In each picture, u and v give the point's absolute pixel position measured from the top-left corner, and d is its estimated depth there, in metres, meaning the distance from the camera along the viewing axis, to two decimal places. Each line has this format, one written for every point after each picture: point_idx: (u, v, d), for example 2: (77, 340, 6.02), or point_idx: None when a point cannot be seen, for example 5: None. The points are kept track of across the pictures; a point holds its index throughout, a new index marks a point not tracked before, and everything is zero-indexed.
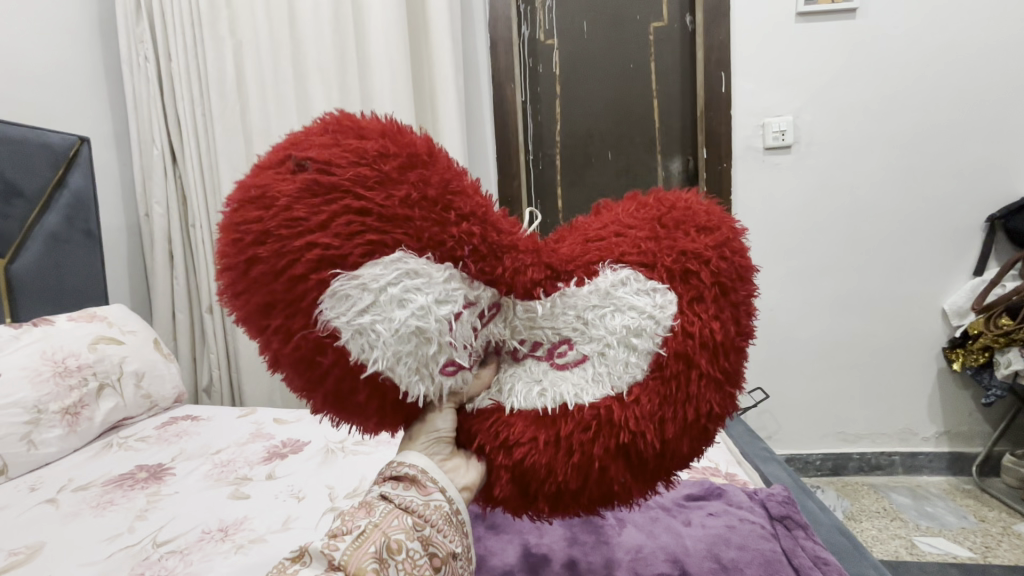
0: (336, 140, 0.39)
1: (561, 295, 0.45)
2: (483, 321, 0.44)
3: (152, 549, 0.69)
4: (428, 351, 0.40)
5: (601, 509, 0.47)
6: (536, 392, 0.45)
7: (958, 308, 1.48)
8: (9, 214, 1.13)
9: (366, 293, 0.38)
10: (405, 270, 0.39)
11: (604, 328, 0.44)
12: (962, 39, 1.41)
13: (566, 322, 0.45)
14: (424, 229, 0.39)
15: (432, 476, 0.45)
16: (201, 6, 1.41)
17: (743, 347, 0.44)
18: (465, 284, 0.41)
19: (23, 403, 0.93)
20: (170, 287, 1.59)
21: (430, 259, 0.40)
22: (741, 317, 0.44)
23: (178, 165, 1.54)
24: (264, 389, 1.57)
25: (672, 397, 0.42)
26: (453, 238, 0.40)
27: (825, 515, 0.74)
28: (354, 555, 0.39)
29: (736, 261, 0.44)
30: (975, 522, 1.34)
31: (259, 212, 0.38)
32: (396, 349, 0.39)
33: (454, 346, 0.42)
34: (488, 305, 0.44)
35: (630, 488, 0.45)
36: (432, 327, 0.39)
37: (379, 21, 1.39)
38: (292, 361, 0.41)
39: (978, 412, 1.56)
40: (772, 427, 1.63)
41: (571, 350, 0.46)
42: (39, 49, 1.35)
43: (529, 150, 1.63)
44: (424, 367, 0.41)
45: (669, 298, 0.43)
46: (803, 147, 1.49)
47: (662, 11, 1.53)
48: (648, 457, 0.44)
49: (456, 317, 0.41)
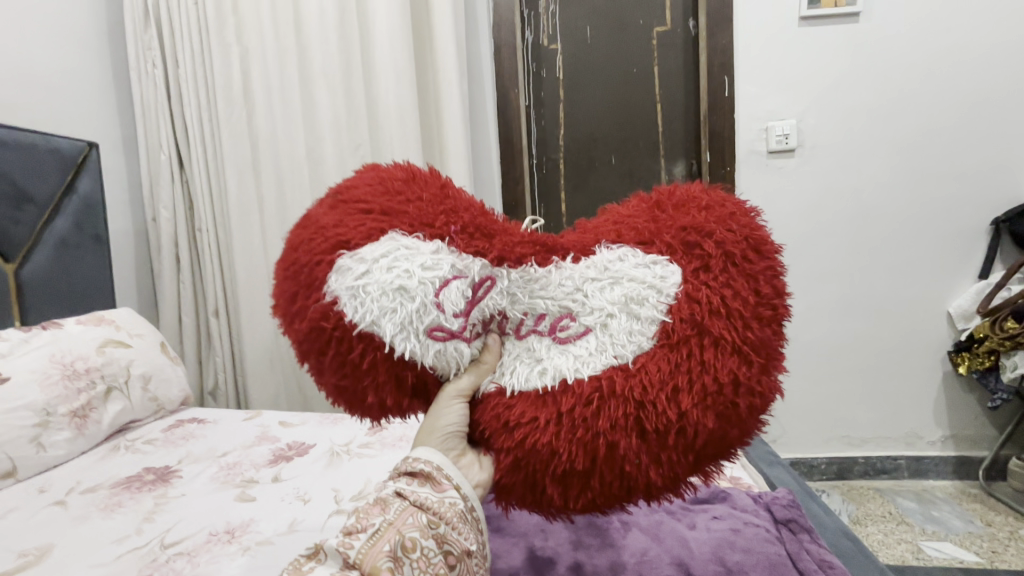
0: (359, 177, 0.49)
1: (556, 269, 0.48)
2: (480, 296, 0.45)
3: (160, 551, 0.70)
4: (415, 314, 0.42)
5: (620, 498, 0.45)
6: (537, 371, 0.46)
7: (963, 311, 1.48)
8: (19, 218, 1.15)
9: (362, 263, 0.42)
10: (396, 244, 0.43)
11: (603, 299, 0.46)
12: (965, 42, 1.41)
13: (564, 292, 0.47)
14: (415, 217, 0.45)
15: (447, 474, 0.46)
16: (208, 13, 1.43)
17: (764, 315, 0.43)
18: (452, 255, 0.44)
19: (34, 406, 0.93)
20: (176, 291, 1.60)
21: (420, 237, 0.44)
22: (759, 285, 0.44)
23: (185, 170, 1.56)
24: (269, 392, 1.57)
25: (683, 364, 0.42)
26: (440, 221, 0.45)
27: (830, 518, 0.74)
28: (370, 553, 0.41)
29: (745, 234, 0.45)
30: (982, 526, 1.34)
31: (296, 230, 0.47)
32: (382, 306, 0.42)
33: (441, 313, 0.43)
34: (482, 277, 0.45)
35: (648, 470, 0.43)
36: (415, 285, 0.42)
37: (384, 27, 1.40)
38: (308, 342, 0.44)
39: (985, 416, 1.55)
40: (776, 430, 1.62)
41: (573, 323, 0.47)
42: (49, 56, 1.36)
43: (533, 154, 1.64)
44: (410, 325, 0.42)
45: (669, 269, 0.45)
46: (807, 150, 1.49)
47: (665, 15, 1.54)
48: (664, 431, 0.42)
49: (443, 284, 0.43)
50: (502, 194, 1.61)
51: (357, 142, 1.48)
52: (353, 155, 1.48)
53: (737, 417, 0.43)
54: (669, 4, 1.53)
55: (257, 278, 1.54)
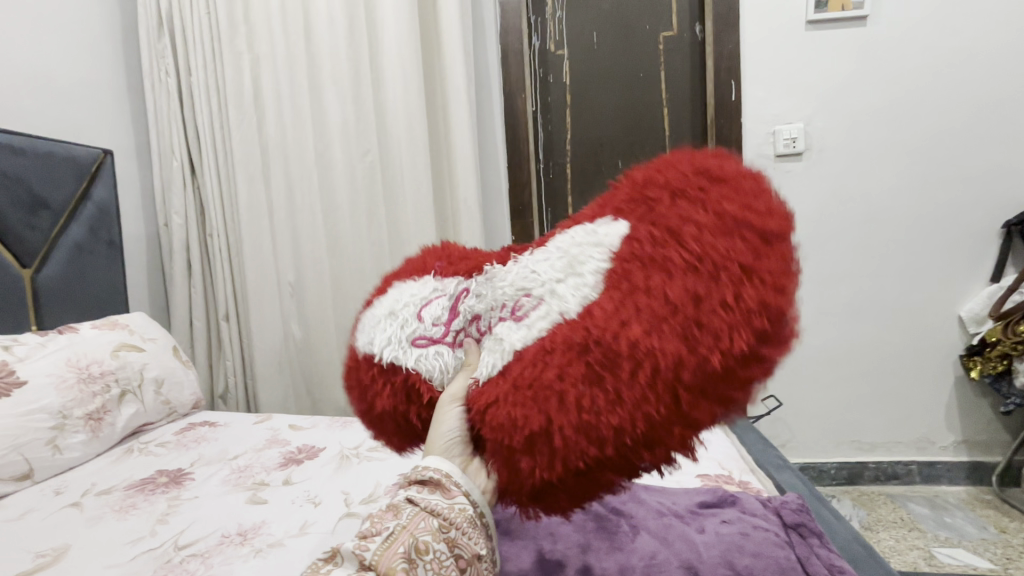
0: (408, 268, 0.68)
1: (514, 263, 0.52)
2: (458, 306, 0.53)
3: (174, 552, 0.71)
4: (401, 328, 0.54)
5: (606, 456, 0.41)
6: (494, 350, 0.47)
7: (975, 315, 1.46)
8: (36, 225, 1.17)
9: (376, 307, 0.58)
10: (398, 288, 0.59)
11: (547, 273, 0.48)
12: (974, 44, 1.41)
13: (521, 276, 0.50)
14: (418, 269, 0.60)
15: (457, 481, 0.47)
16: (220, 21, 1.45)
17: (729, 230, 0.41)
18: (437, 285, 0.57)
19: (50, 408, 0.95)
20: (188, 295, 1.62)
21: (416, 280, 0.58)
22: (714, 205, 0.43)
23: (197, 176, 1.58)
24: (279, 396, 1.59)
25: (631, 301, 0.42)
26: (434, 266, 0.59)
27: (840, 523, 0.73)
28: (384, 556, 0.42)
29: (690, 172, 0.46)
30: (996, 533, 1.32)
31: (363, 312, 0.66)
32: (380, 328, 0.55)
33: (423, 324, 0.54)
34: (458, 291, 0.54)
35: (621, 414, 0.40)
36: (402, 309, 0.55)
37: (393, 33, 1.42)
38: (347, 378, 0.59)
39: (998, 421, 1.53)
40: (785, 435, 1.61)
41: (528, 299, 0.48)
42: (65, 65, 1.39)
43: (540, 159, 1.65)
44: (397, 339, 0.54)
45: (615, 230, 0.47)
46: (815, 153, 1.48)
47: (671, 20, 1.55)
48: (622, 368, 0.41)
49: (425, 304, 0.55)
50: (509, 198, 1.61)
51: (365, 147, 1.49)
52: (362, 160, 1.50)
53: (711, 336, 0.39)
54: (675, 9, 1.54)
55: (267, 283, 1.55)
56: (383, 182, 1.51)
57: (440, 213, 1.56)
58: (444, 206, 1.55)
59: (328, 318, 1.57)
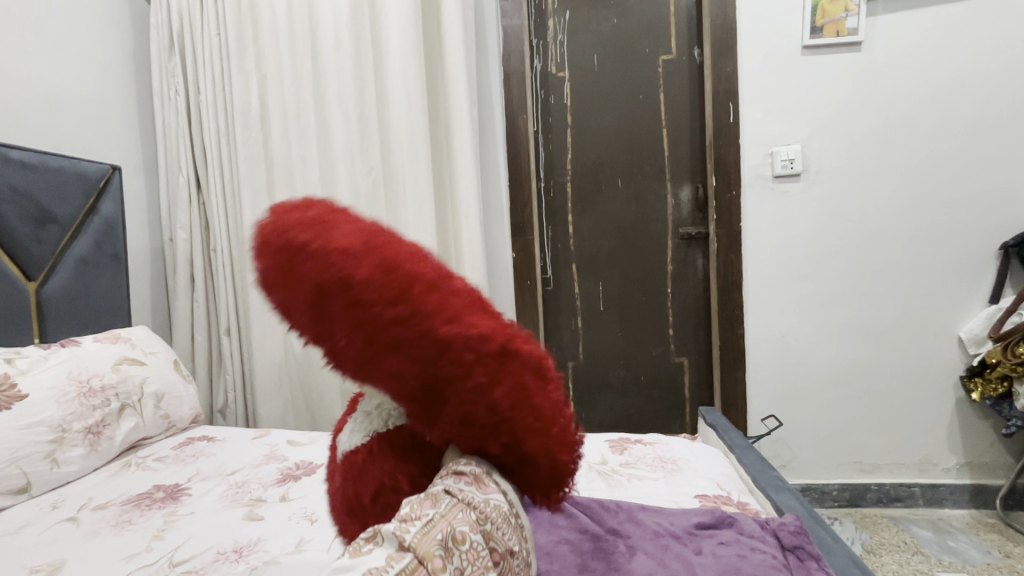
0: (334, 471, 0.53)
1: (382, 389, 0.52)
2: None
3: (169, 568, 0.71)
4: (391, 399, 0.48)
5: (456, 386, 0.40)
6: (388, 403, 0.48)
7: (974, 336, 1.46)
8: (44, 239, 1.19)
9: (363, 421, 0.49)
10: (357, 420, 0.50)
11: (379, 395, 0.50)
12: (967, 67, 1.43)
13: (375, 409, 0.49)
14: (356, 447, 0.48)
15: (493, 478, 0.46)
16: (230, 42, 1.49)
17: (370, 323, 0.39)
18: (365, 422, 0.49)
19: (49, 421, 0.95)
20: (190, 309, 1.63)
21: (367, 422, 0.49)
22: (377, 340, 0.39)
23: (203, 193, 1.60)
24: (278, 411, 1.60)
25: (442, 407, 0.41)
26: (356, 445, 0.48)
27: (838, 545, 0.71)
28: (423, 540, 0.40)
29: (339, 340, 0.40)
30: (1001, 558, 1.30)
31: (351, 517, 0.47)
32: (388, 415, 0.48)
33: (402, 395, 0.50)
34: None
35: (415, 378, 0.40)
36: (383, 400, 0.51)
37: (397, 57, 1.45)
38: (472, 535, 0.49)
39: (1000, 443, 1.52)
40: (786, 455, 1.60)
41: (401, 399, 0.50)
42: (78, 84, 1.43)
43: (541, 177, 1.67)
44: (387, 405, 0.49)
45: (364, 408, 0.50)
46: (813, 175, 1.50)
47: (670, 44, 1.59)
48: (474, 405, 0.41)
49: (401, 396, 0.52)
50: (510, 216, 1.62)
51: (369, 166, 1.51)
52: (365, 178, 1.51)
53: (360, 304, 0.39)
54: (674, 34, 1.58)
55: None
56: (386, 201, 1.53)
57: (443, 232, 1.57)
58: (446, 225, 1.57)
59: None
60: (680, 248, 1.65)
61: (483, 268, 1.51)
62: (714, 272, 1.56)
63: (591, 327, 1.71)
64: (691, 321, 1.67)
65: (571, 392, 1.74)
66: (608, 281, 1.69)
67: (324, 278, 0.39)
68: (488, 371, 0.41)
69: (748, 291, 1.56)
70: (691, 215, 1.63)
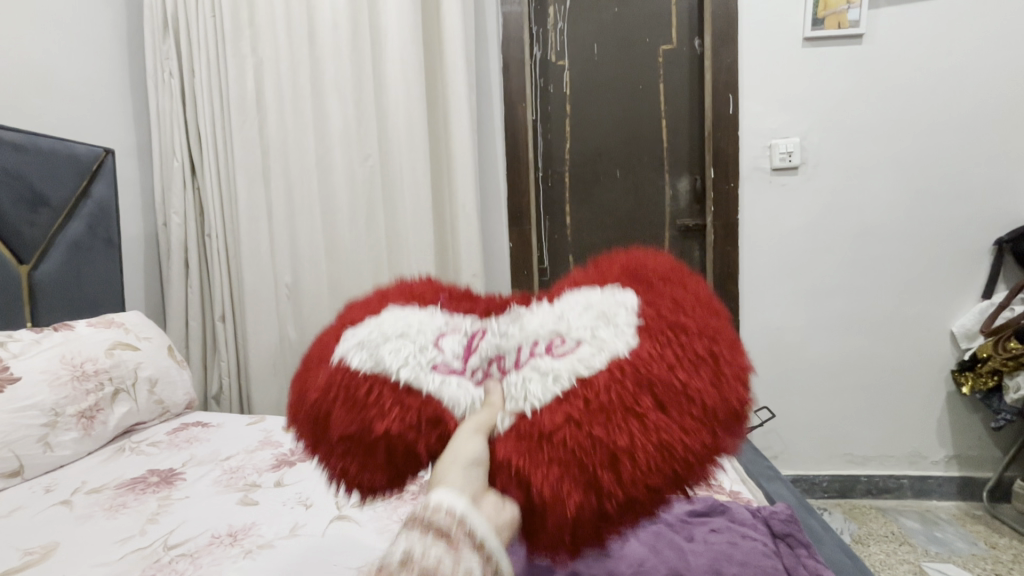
0: (326, 339, 0.59)
1: (432, 322, 0.57)
2: (473, 345, 0.56)
3: (163, 551, 0.71)
4: (419, 354, 0.54)
5: (687, 420, 0.45)
6: (421, 362, 0.53)
7: (966, 330, 1.47)
8: (35, 222, 1.17)
9: (387, 352, 0.53)
10: (382, 340, 0.55)
11: (428, 338, 0.55)
12: (968, 61, 1.43)
13: (412, 358, 0.53)
14: (359, 385, 0.52)
15: (468, 529, 0.39)
16: (226, 25, 1.47)
17: (721, 361, 0.48)
18: (390, 363, 0.53)
19: (42, 405, 0.95)
20: (184, 295, 1.62)
21: (389, 357, 0.53)
22: (714, 361, 0.47)
23: (197, 178, 1.59)
24: (273, 397, 1.60)
25: (674, 402, 0.45)
26: (363, 383, 0.52)
27: (829, 534, 0.73)
28: None
29: (699, 320, 0.50)
30: (986, 549, 1.32)
31: (312, 422, 0.54)
32: (411, 366, 0.53)
33: (441, 353, 0.54)
34: (474, 331, 0.58)
35: (682, 385, 0.46)
36: (421, 341, 0.55)
37: (395, 43, 1.43)
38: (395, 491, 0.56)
39: (989, 437, 1.54)
40: (778, 447, 1.62)
41: (451, 356, 0.54)
42: (70, 65, 1.41)
43: (539, 166, 1.67)
44: (425, 358, 0.54)
45: (389, 346, 0.54)
46: (810, 168, 1.50)
47: (671, 34, 1.58)
48: (675, 431, 0.44)
49: (442, 335, 0.56)
50: (507, 206, 1.61)
51: (366, 152, 1.50)
52: (362, 165, 1.50)
53: (704, 330, 0.49)
54: (674, 24, 1.57)
55: (264, 286, 1.56)
56: (383, 189, 1.52)
57: (439, 221, 1.57)
58: (443, 213, 1.56)
59: (324, 320, 1.57)
60: (678, 239, 1.65)
61: (479, 258, 1.50)
62: (711, 264, 1.56)
63: None
64: None
65: None
66: None
67: (727, 332, 0.51)
68: (696, 458, 0.45)
69: (744, 283, 1.57)
70: (688, 206, 1.63)
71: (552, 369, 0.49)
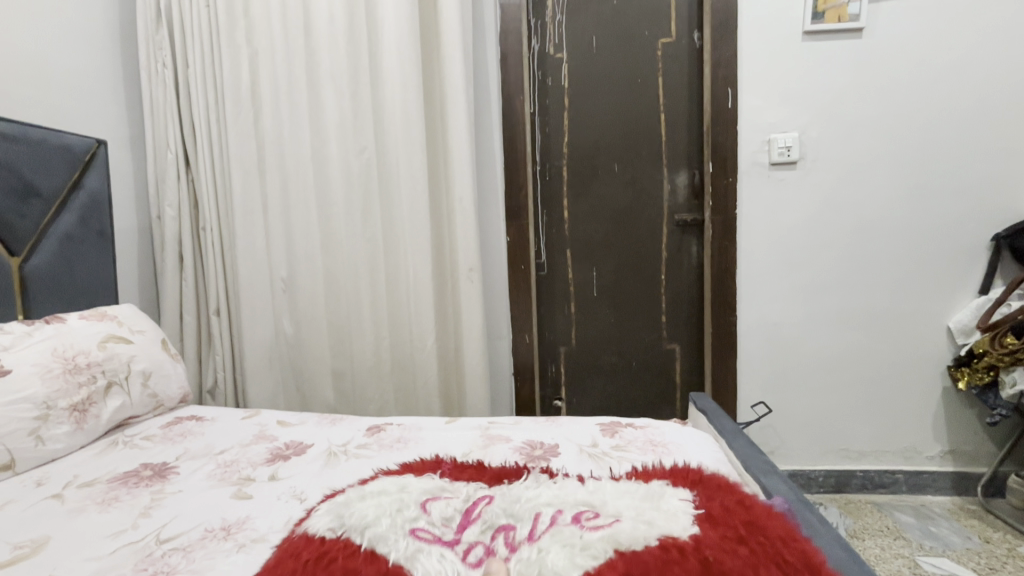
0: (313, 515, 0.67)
1: (421, 488, 0.70)
2: (471, 518, 0.65)
3: (156, 545, 0.70)
4: (398, 516, 0.63)
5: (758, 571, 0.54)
6: (396, 527, 0.62)
7: (963, 326, 1.47)
8: (26, 213, 1.16)
9: (369, 520, 0.62)
10: (366, 509, 0.64)
11: (412, 501, 0.66)
12: (967, 56, 1.42)
13: (393, 524, 0.62)
14: (328, 555, 0.58)
15: None
16: (220, 15, 1.45)
17: (777, 539, 0.60)
18: (368, 526, 0.61)
19: (34, 398, 0.94)
20: (179, 289, 1.60)
21: (367, 527, 0.61)
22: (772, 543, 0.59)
23: (192, 170, 1.57)
24: (269, 392, 1.59)
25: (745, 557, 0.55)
26: (337, 550, 0.58)
27: (826, 528, 0.71)
28: None
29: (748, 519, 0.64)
30: (980, 543, 1.33)
31: None
32: (388, 528, 0.61)
33: (426, 520, 0.64)
34: (468, 503, 0.68)
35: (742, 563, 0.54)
36: (404, 505, 0.65)
37: (392, 34, 1.42)
38: None
39: (984, 432, 1.54)
40: (774, 442, 1.62)
41: (428, 524, 0.63)
42: (62, 54, 1.38)
43: (537, 160, 1.66)
44: (401, 521, 0.63)
45: (375, 512, 0.63)
46: (809, 163, 1.50)
47: (670, 27, 1.56)
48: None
49: (433, 503, 0.67)
50: (505, 199, 1.60)
51: (362, 145, 1.48)
52: (358, 158, 1.49)
53: (733, 567, 0.53)
54: (674, 17, 1.56)
55: (259, 280, 1.55)
56: (380, 182, 1.50)
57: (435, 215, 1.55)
58: (439, 206, 1.55)
59: (320, 314, 1.55)
60: (675, 234, 1.64)
61: (476, 252, 1.50)
62: (709, 258, 1.56)
63: (583, 311, 1.71)
64: (684, 306, 1.67)
65: (563, 378, 1.74)
66: (601, 267, 1.68)
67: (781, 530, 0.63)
68: None
69: (741, 278, 1.56)
70: (686, 201, 1.63)
71: (580, 540, 0.57)
